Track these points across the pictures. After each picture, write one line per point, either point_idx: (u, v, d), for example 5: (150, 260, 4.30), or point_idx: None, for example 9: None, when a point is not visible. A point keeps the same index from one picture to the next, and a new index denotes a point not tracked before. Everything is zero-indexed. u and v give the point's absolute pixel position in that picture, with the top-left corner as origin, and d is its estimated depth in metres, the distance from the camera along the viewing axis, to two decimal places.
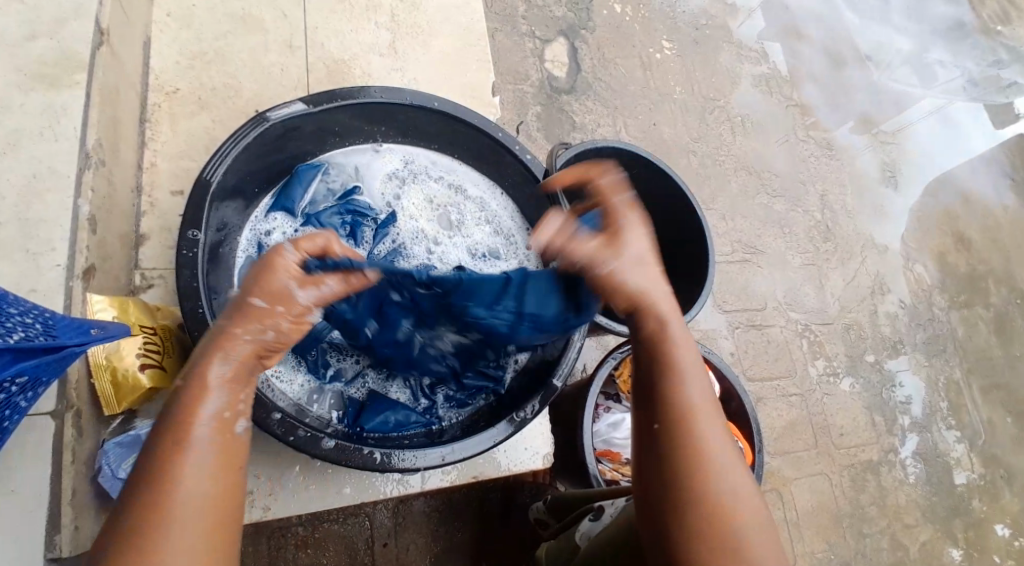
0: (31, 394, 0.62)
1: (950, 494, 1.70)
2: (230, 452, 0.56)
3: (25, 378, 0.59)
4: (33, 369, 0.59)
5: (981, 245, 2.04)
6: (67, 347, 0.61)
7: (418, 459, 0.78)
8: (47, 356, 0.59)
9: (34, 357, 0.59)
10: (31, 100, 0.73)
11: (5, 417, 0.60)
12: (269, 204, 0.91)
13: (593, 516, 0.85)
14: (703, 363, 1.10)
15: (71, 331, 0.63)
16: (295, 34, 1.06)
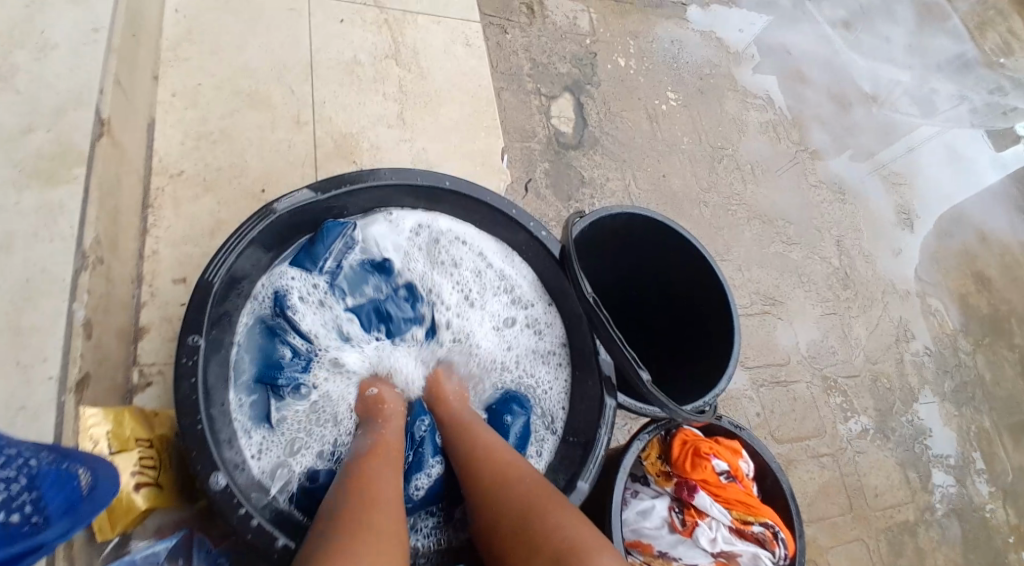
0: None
1: (990, 551, 1.62)
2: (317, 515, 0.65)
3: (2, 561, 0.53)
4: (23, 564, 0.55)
5: (1002, 285, 1.99)
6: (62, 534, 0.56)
7: None
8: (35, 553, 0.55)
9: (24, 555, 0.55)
10: (26, 198, 0.70)
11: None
12: (285, 266, 0.85)
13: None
14: (736, 442, 1.02)
15: (60, 509, 0.57)
16: (302, 110, 1.03)
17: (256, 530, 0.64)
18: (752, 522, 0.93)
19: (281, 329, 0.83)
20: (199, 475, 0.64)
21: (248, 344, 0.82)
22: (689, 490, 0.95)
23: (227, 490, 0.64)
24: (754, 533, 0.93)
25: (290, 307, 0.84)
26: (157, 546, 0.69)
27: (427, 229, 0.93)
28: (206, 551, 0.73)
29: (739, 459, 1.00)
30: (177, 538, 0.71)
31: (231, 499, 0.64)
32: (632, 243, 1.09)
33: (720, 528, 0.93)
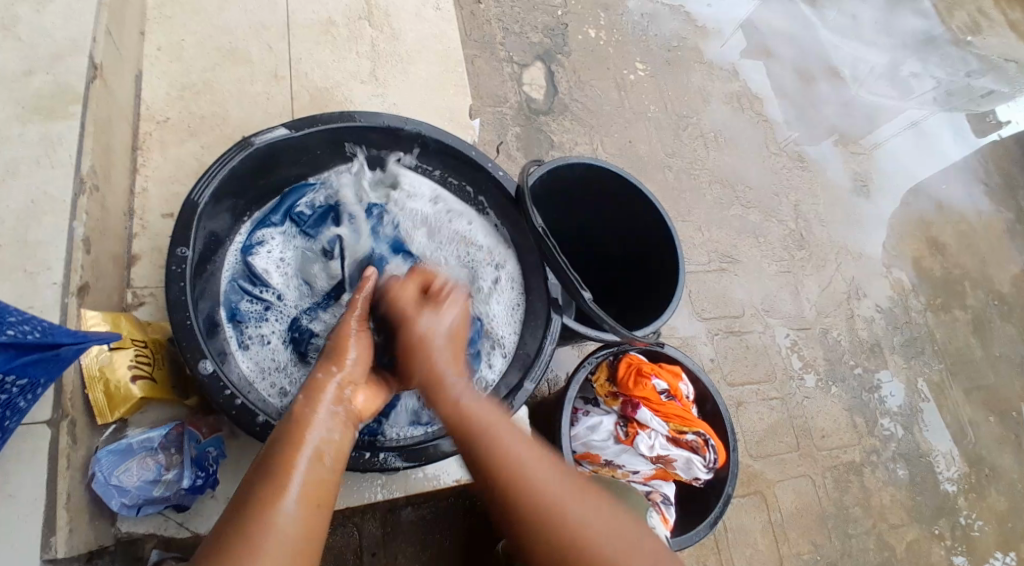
0: (30, 396, 0.66)
1: (933, 493, 1.73)
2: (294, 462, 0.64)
3: (22, 380, 0.63)
4: (32, 365, 0.63)
5: (955, 249, 2.10)
6: (64, 346, 0.65)
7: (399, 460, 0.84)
8: (43, 352, 0.64)
9: (33, 352, 0.63)
10: (28, 129, 0.79)
11: (5, 417, 0.64)
12: (262, 215, 0.96)
13: None
14: (677, 366, 1.13)
15: (67, 334, 0.67)
16: (280, 66, 1.12)
17: (238, 409, 0.74)
18: (686, 432, 1.05)
19: (258, 266, 0.94)
20: (188, 361, 0.72)
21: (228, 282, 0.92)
22: (633, 407, 1.06)
23: (214, 374, 0.73)
24: (689, 441, 1.04)
25: (266, 250, 0.95)
26: (151, 433, 0.78)
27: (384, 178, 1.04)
28: (195, 441, 0.81)
29: (680, 380, 1.11)
30: (170, 427, 0.80)
31: (218, 383, 0.73)
32: (588, 192, 1.18)
33: (658, 437, 1.05)
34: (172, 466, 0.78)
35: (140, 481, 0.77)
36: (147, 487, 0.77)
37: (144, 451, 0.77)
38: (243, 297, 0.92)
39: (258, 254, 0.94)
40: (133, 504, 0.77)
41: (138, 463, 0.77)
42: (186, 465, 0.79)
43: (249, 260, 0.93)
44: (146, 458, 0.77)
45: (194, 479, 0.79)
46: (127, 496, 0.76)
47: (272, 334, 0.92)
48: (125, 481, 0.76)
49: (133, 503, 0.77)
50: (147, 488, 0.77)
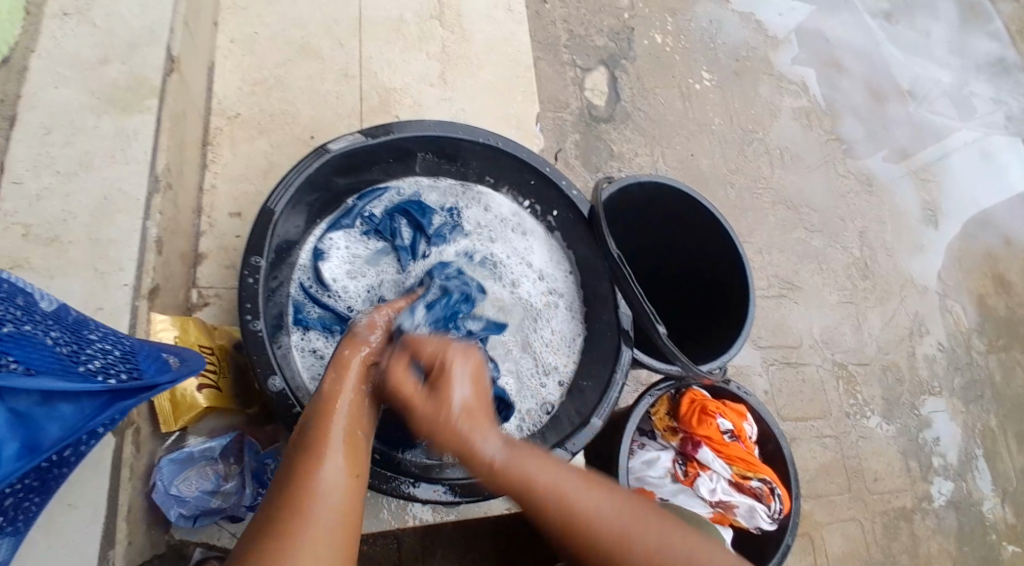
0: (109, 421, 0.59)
1: (984, 544, 1.66)
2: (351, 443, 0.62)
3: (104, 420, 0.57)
4: (130, 407, 0.59)
5: (1021, 288, 2.00)
6: (159, 385, 0.61)
7: (460, 492, 0.81)
8: (142, 395, 0.59)
9: (132, 396, 0.58)
10: (104, 121, 0.77)
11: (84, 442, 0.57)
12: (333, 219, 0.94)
13: None
14: (742, 405, 1.08)
15: (155, 368, 0.62)
16: (352, 64, 1.09)
17: None
18: (750, 477, 1.00)
19: (325, 271, 0.91)
20: (257, 377, 0.69)
21: (295, 286, 0.89)
22: (694, 446, 1.02)
23: (283, 392, 0.70)
24: (753, 487, 1.00)
25: (333, 255, 0.92)
26: (212, 442, 0.76)
27: (456, 186, 1.00)
28: (254, 451, 0.78)
29: (744, 420, 1.06)
30: (230, 437, 0.78)
31: (286, 401, 0.70)
32: (659, 211, 1.13)
33: (720, 481, 1.00)
34: (230, 477, 0.76)
35: (198, 491, 0.74)
36: (205, 498, 0.75)
37: (204, 460, 0.75)
38: (309, 303, 0.89)
39: (325, 258, 0.92)
40: (190, 515, 0.75)
41: (198, 473, 0.75)
42: (244, 476, 0.76)
43: (317, 265, 0.91)
44: (205, 468, 0.75)
45: (255, 496, 0.77)
46: (185, 506, 0.74)
47: (329, 345, 0.89)
48: (184, 491, 0.74)
49: (190, 514, 0.75)
50: (205, 498, 0.75)
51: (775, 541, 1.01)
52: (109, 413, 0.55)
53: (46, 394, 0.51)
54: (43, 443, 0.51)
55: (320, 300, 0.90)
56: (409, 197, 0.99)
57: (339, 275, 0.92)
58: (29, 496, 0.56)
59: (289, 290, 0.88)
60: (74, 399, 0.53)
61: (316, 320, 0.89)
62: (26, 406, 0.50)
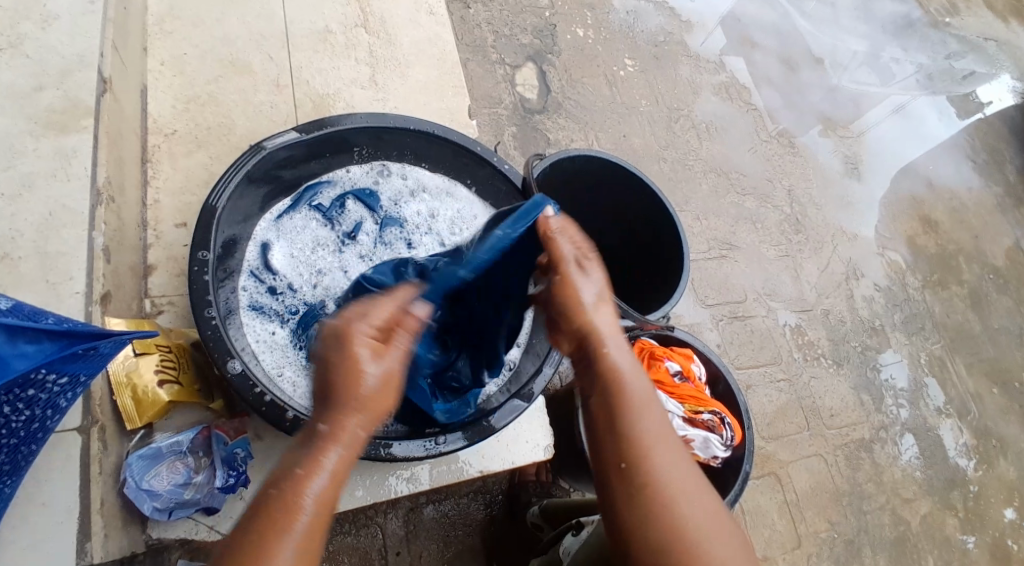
0: (70, 395, 0.66)
1: (945, 465, 1.75)
2: (317, 534, 0.58)
3: (64, 378, 0.63)
4: (83, 353, 0.63)
5: (949, 226, 2.12)
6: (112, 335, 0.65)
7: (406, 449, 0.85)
8: (94, 341, 0.63)
9: (86, 341, 0.63)
10: (42, 144, 0.81)
11: (48, 417, 0.65)
12: (278, 212, 0.98)
13: (573, 532, 0.97)
14: (687, 349, 1.15)
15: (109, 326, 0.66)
16: (282, 75, 1.13)
17: (268, 405, 0.75)
18: (701, 411, 1.07)
19: (274, 261, 0.96)
20: (216, 362, 0.74)
21: (244, 278, 0.93)
22: None
23: (243, 373, 0.75)
24: (704, 420, 1.06)
25: (280, 246, 0.97)
26: (180, 437, 0.79)
27: (389, 170, 1.06)
28: (223, 443, 0.81)
29: (691, 362, 1.13)
30: (196, 431, 0.81)
31: (247, 380, 0.75)
32: (591, 186, 1.21)
33: (675, 419, 1.06)
34: (201, 469, 0.79)
35: (170, 485, 0.78)
36: (178, 490, 0.78)
37: (174, 455, 0.78)
38: (261, 293, 0.93)
39: (273, 249, 0.96)
40: (165, 507, 0.78)
41: (168, 467, 0.78)
42: (215, 466, 0.80)
43: (265, 255, 0.95)
44: (175, 462, 0.78)
45: (227, 479, 0.80)
46: (159, 500, 0.77)
47: (281, 331, 0.93)
48: (156, 485, 0.77)
49: (165, 507, 0.78)
50: (178, 491, 0.78)
51: (737, 467, 1.10)
52: (71, 350, 0.61)
53: (7, 330, 0.57)
54: (10, 374, 0.57)
55: (270, 285, 0.94)
56: (357, 186, 1.04)
57: (287, 263, 0.97)
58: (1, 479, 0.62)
59: (238, 281, 0.92)
60: (35, 339, 0.59)
61: (268, 307, 0.93)
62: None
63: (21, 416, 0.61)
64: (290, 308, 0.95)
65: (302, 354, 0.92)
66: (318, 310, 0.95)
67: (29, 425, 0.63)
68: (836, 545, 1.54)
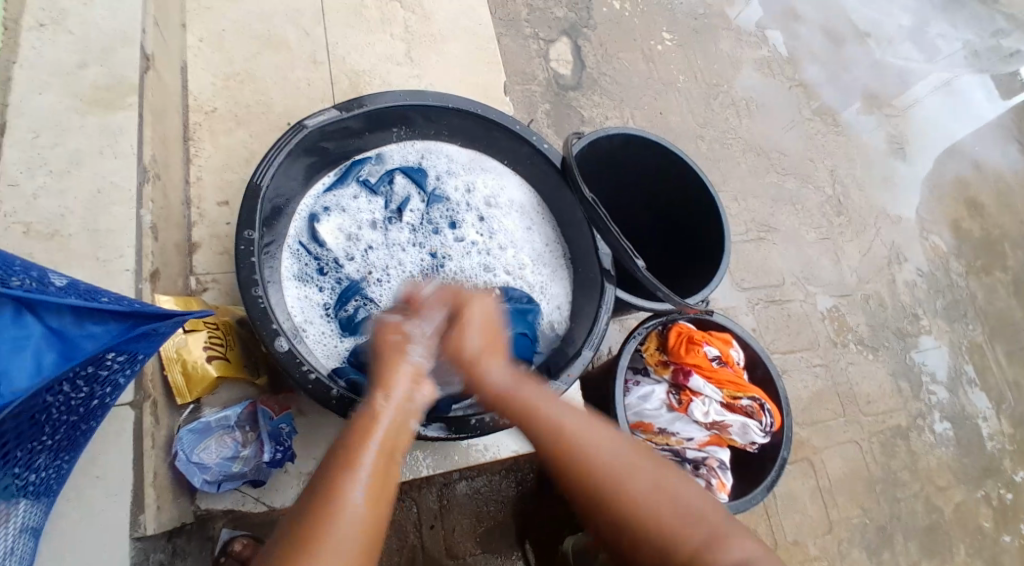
0: (127, 373, 0.67)
1: (981, 455, 1.71)
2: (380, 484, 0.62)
3: (123, 356, 0.64)
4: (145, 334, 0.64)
5: (994, 210, 2.06)
6: (172, 316, 0.66)
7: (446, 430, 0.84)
8: (155, 323, 0.64)
9: (148, 323, 0.63)
10: (90, 121, 0.82)
11: (105, 393, 0.66)
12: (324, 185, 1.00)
13: None
14: (726, 333, 1.14)
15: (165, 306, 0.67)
16: (319, 51, 1.13)
17: (314, 384, 0.75)
18: (740, 397, 1.06)
19: (320, 235, 0.98)
20: (264, 340, 0.74)
21: (288, 252, 0.96)
22: (685, 375, 1.07)
23: (290, 351, 0.75)
24: (743, 406, 1.05)
25: (327, 220, 0.99)
26: (227, 412, 0.81)
27: (424, 148, 1.06)
28: (268, 418, 0.83)
29: (730, 346, 1.12)
30: (243, 406, 0.82)
31: (294, 359, 0.75)
32: (628, 166, 1.19)
33: (712, 403, 1.06)
34: (248, 443, 0.81)
35: (219, 458, 0.79)
36: (227, 464, 0.80)
37: (222, 429, 0.80)
38: (305, 266, 0.96)
39: (318, 222, 0.98)
40: (214, 480, 0.80)
41: (217, 441, 0.79)
42: (261, 441, 0.81)
43: (310, 229, 0.97)
44: (224, 436, 0.80)
45: (274, 454, 0.83)
46: (208, 473, 0.79)
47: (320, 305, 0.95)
48: (205, 458, 0.79)
49: (214, 479, 0.80)
50: (226, 464, 0.80)
51: (773, 453, 1.09)
52: (134, 330, 0.61)
53: (74, 312, 0.58)
54: (81, 355, 0.58)
55: (316, 256, 0.97)
56: (406, 164, 1.05)
57: (333, 237, 0.99)
58: (59, 454, 0.64)
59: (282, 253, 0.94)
60: (101, 320, 0.59)
61: (309, 279, 0.95)
62: (60, 324, 0.57)
63: (82, 393, 0.63)
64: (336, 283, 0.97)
65: (341, 328, 0.94)
66: (359, 286, 0.97)
67: (88, 403, 0.65)
68: (868, 533, 1.53)
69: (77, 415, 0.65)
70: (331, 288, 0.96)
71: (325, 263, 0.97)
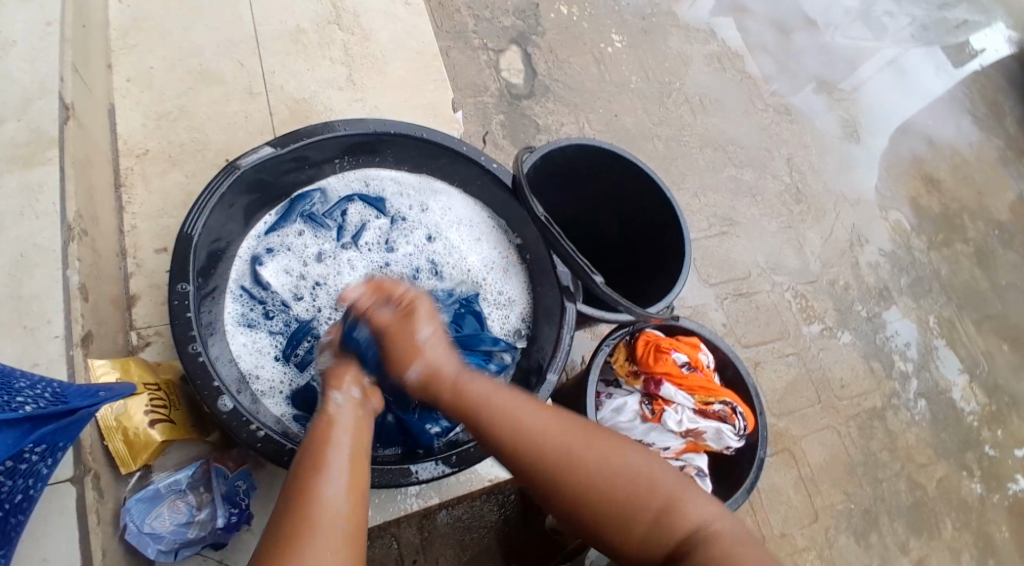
0: (49, 461, 0.66)
1: (958, 428, 1.73)
2: (357, 482, 0.64)
3: (41, 447, 0.63)
4: (54, 432, 0.63)
5: (951, 183, 2.08)
6: (82, 409, 0.65)
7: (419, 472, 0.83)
8: (62, 420, 0.63)
9: (53, 422, 0.62)
10: (8, 180, 0.79)
11: (30, 485, 0.64)
12: (266, 226, 0.97)
13: None
14: (694, 337, 1.12)
15: (80, 396, 0.66)
16: (255, 82, 1.09)
17: (264, 440, 0.74)
18: (712, 402, 1.05)
19: (266, 278, 0.95)
20: (206, 400, 0.73)
21: (234, 298, 0.93)
22: (655, 384, 1.05)
23: (235, 409, 0.74)
24: (715, 411, 1.04)
25: (273, 262, 0.96)
26: (177, 475, 0.82)
27: (367, 177, 1.03)
28: (222, 477, 0.84)
29: (699, 350, 1.10)
30: (195, 467, 0.83)
31: (240, 417, 0.74)
32: (581, 175, 1.17)
33: (685, 411, 1.04)
34: (202, 506, 0.82)
35: (173, 525, 0.80)
36: (182, 530, 0.80)
37: (173, 494, 0.81)
38: (252, 312, 0.93)
39: (263, 265, 0.95)
40: (170, 549, 0.79)
41: (169, 507, 0.80)
42: (216, 502, 0.82)
43: (255, 274, 0.94)
44: (176, 501, 0.81)
45: (229, 517, 0.82)
46: (162, 542, 0.79)
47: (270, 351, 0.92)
48: (158, 527, 0.79)
49: (169, 548, 0.79)
50: (181, 531, 0.80)
51: (750, 457, 1.08)
52: (34, 435, 0.60)
53: None
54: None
55: (262, 301, 0.94)
56: (351, 195, 1.03)
57: (281, 278, 0.96)
58: None
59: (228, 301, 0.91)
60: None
61: (257, 324, 0.92)
62: None
63: (4, 488, 0.62)
64: (287, 325, 0.94)
65: (294, 372, 0.92)
66: (310, 326, 0.95)
67: (13, 498, 0.62)
68: (854, 518, 1.53)
69: (4, 511, 0.62)
70: (283, 331, 0.94)
71: (273, 306, 0.94)
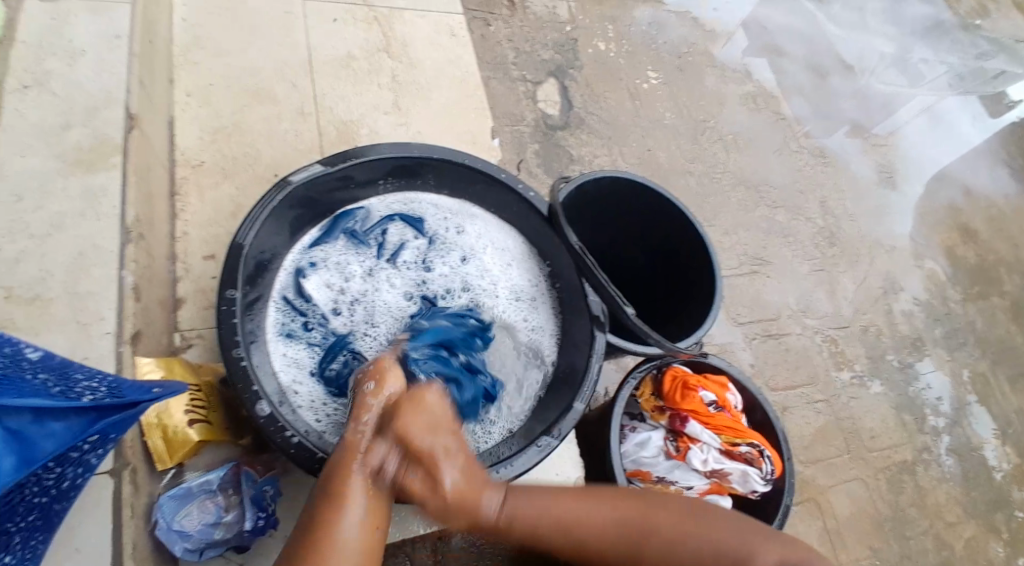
0: (100, 452, 0.68)
1: (990, 486, 1.68)
2: None
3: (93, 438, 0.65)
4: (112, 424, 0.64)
5: (988, 235, 2.05)
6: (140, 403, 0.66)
7: None
8: (122, 413, 0.65)
9: (113, 414, 0.64)
10: (73, 182, 0.83)
11: (79, 474, 0.67)
12: (310, 241, 1.00)
13: None
14: (722, 376, 1.12)
15: (137, 390, 0.68)
16: (306, 102, 1.13)
17: (296, 447, 0.76)
18: (739, 442, 1.04)
19: (307, 291, 0.98)
20: (245, 403, 0.75)
21: (275, 308, 0.95)
22: (681, 420, 1.05)
23: (271, 415, 0.76)
24: (742, 453, 1.03)
25: (314, 275, 0.99)
26: (209, 476, 0.83)
27: (408, 198, 1.06)
28: (251, 481, 0.85)
29: (727, 390, 1.10)
30: (226, 469, 0.85)
31: (276, 423, 0.76)
32: (616, 207, 1.19)
33: (711, 450, 1.04)
34: (230, 508, 0.83)
35: (200, 524, 0.81)
36: (209, 530, 0.81)
37: (204, 494, 0.82)
38: (291, 322, 0.95)
39: (305, 277, 0.98)
40: (196, 548, 0.81)
41: (198, 506, 0.81)
42: (244, 505, 0.83)
43: (297, 286, 0.97)
44: (205, 501, 0.82)
45: (256, 520, 0.83)
46: (189, 540, 0.80)
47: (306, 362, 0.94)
48: (187, 525, 0.80)
49: (196, 548, 0.81)
50: (208, 530, 0.81)
51: (777, 502, 1.06)
52: (94, 426, 0.62)
53: (36, 412, 0.60)
54: (37, 455, 0.60)
55: (302, 312, 0.97)
56: (392, 215, 1.05)
57: (321, 291, 0.99)
58: (34, 533, 0.65)
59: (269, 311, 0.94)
60: (60, 417, 0.61)
61: (295, 334, 0.95)
62: (19, 424, 0.59)
63: (53, 475, 0.64)
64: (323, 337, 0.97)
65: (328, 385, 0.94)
66: (346, 341, 0.97)
67: (59, 484, 0.65)
68: None
69: (48, 497, 0.65)
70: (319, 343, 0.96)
71: (312, 318, 0.97)
